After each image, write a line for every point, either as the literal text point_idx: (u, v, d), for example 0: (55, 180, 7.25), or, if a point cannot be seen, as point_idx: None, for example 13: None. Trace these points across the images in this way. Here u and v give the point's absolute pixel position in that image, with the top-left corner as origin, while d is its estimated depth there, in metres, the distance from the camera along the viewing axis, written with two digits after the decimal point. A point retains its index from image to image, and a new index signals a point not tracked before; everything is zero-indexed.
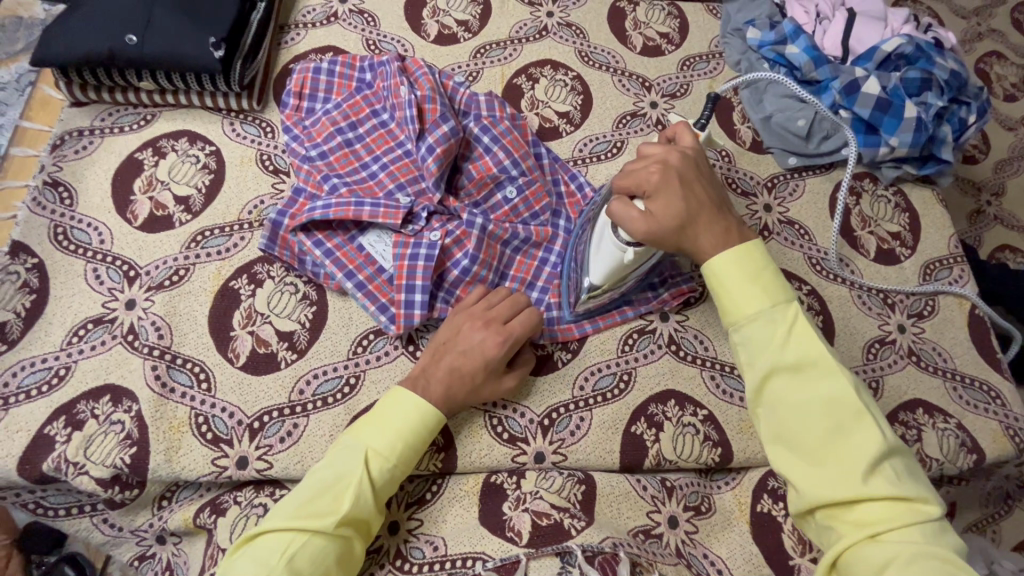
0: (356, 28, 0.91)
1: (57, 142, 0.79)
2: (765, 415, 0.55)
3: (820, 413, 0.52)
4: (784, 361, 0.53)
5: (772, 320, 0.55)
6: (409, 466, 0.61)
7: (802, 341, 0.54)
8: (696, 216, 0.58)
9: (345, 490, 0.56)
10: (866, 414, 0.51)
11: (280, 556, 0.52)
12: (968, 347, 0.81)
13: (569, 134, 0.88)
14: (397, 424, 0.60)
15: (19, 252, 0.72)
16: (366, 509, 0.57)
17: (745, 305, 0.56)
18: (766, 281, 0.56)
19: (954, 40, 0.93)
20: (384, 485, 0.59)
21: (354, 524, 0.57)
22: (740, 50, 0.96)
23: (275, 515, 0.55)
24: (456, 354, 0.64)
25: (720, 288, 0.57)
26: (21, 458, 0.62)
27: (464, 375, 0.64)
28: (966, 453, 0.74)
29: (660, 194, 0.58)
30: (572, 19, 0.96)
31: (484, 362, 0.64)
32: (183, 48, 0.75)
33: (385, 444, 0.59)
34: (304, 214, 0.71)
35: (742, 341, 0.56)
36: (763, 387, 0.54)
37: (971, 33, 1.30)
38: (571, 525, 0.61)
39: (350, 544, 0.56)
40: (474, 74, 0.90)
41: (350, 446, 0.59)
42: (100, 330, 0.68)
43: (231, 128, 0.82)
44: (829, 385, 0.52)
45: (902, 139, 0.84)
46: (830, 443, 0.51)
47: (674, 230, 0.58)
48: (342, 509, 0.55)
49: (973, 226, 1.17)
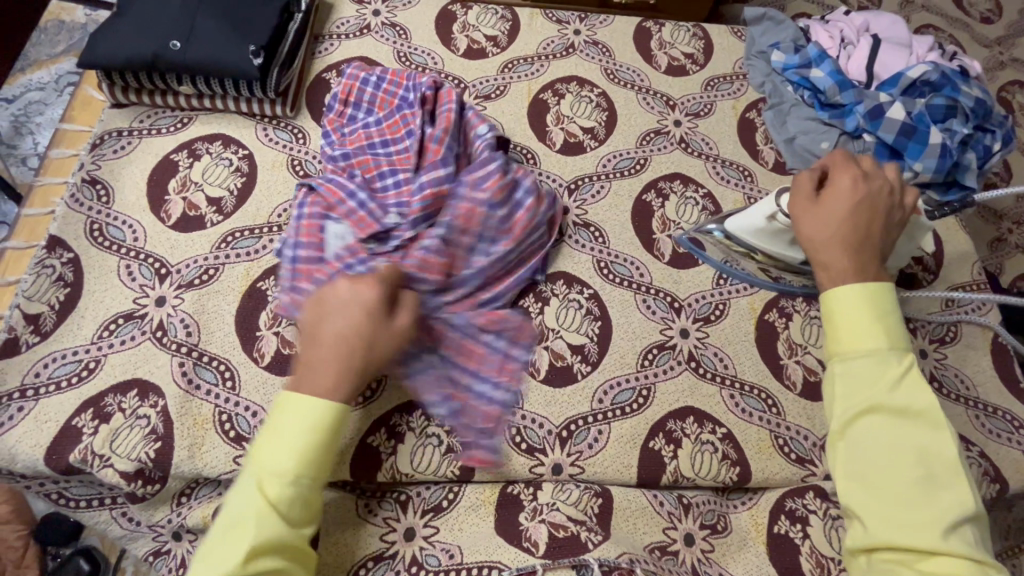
0: (388, 41, 0.94)
1: (98, 141, 0.81)
2: (851, 450, 0.52)
3: (914, 458, 0.50)
4: (889, 402, 0.51)
5: (885, 360, 0.53)
6: (318, 475, 0.53)
7: (912, 390, 0.52)
8: (852, 236, 0.61)
9: (245, 528, 0.49)
10: (962, 474, 0.49)
11: None
12: (991, 374, 0.80)
13: (594, 150, 0.89)
14: (291, 435, 0.52)
15: (56, 246, 0.74)
16: (277, 532, 0.50)
17: (861, 338, 0.54)
18: (893, 327, 0.55)
19: (979, 69, 0.94)
20: (290, 501, 0.51)
21: (273, 552, 0.50)
22: (764, 72, 0.97)
23: (200, 573, 0.48)
24: (329, 322, 0.57)
25: (836, 317, 0.56)
26: (49, 448, 0.63)
27: (343, 338, 0.56)
28: (989, 482, 0.73)
29: (836, 194, 0.63)
30: (598, 37, 0.98)
31: (358, 314, 0.57)
32: (223, 55, 0.78)
33: (278, 462, 0.51)
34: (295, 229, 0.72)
35: (847, 372, 0.54)
36: (856, 420, 0.52)
37: (992, 62, 1.31)
38: (588, 538, 0.63)
39: (284, 571, 0.50)
40: (502, 88, 0.92)
41: (242, 481, 0.51)
42: (131, 325, 0.70)
43: (264, 133, 0.84)
44: (930, 435, 0.51)
45: (927, 164, 0.84)
46: (919, 493, 0.49)
47: (822, 222, 0.62)
48: (247, 545, 0.48)
49: (994, 253, 1.17)
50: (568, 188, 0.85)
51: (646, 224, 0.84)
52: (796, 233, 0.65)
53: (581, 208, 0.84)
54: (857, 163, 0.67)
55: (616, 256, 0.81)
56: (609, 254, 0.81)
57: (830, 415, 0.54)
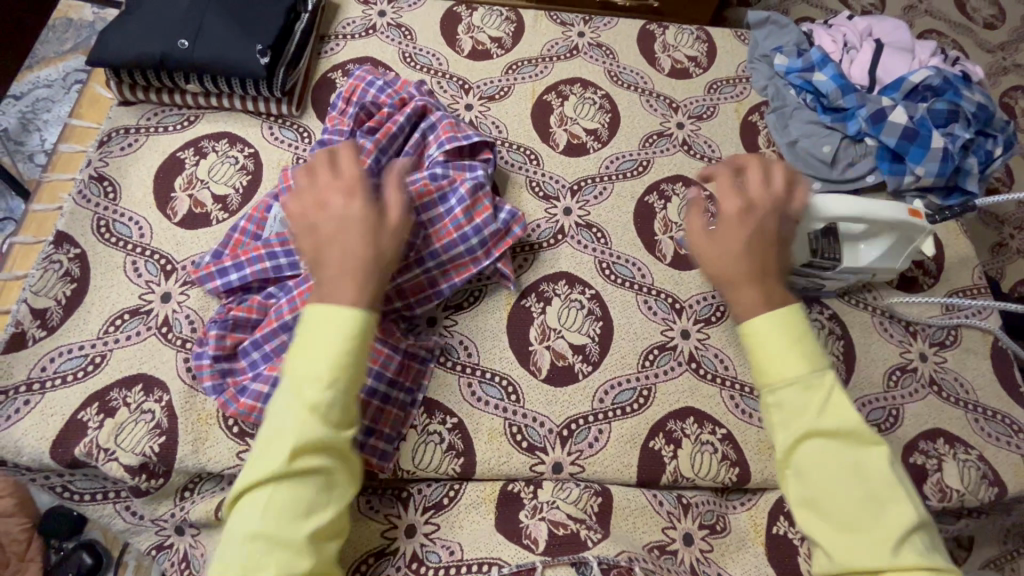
0: (393, 41, 0.94)
1: (105, 138, 0.82)
2: (796, 479, 0.53)
3: (856, 479, 0.51)
4: (822, 428, 0.52)
5: (810, 387, 0.53)
6: (354, 382, 0.52)
7: (839, 411, 0.53)
8: (745, 262, 0.60)
9: (289, 431, 0.50)
10: (899, 485, 0.51)
11: (258, 514, 0.49)
12: (991, 378, 0.80)
13: (597, 151, 0.89)
14: (323, 340, 0.52)
15: (63, 242, 0.74)
16: (321, 435, 0.50)
17: (784, 369, 0.54)
18: (808, 350, 0.55)
19: (982, 74, 0.94)
20: (330, 407, 0.51)
21: (317, 453, 0.51)
22: (767, 75, 0.97)
23: (250, 470, 0.51)
24: (343, 227, 0.57)
25: (758, 348, 0.56)
26: (55, 442, 0.64)
27: (344, 249, 0.56)
28: (987, 485, 0.73)
29: (727, 227, 0.62)
30: (602, 39, 0.99)
31: (361, 225, 0.57)
32: (230, 54, 0.79)
33: (310, 367, 0.51)
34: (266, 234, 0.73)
35: (777, 403, 0.54)
36: (795, 450, 0.53)
37: (995, 67, 1.31)
38: (587, 536, 0.63)
39: (330, 473, 0.52)
40: (506, 89, 0.93)
41: (282, 391, 0.52)
42: (136, 321, 0.70)
43: (270, 132, 0.84)
44: (863, 453, 0.52)
45: (928, 168, 0.84)
46: (865, 513, 0.50)
47: (721, 259, 0.61)
48: (291, 444, 0.50)
49: (995, 258, 1.17)
50: (570, 190, 0.86)
51: (647, 226, 0.84)
52: (703, 273, 0.63)
53: (584, 209, 0.84)
54: (745, 187, 0.65)
55: (618, 258, 0.81)
56: (610, 254, 0.81)
57: (774, 443, 0.55)
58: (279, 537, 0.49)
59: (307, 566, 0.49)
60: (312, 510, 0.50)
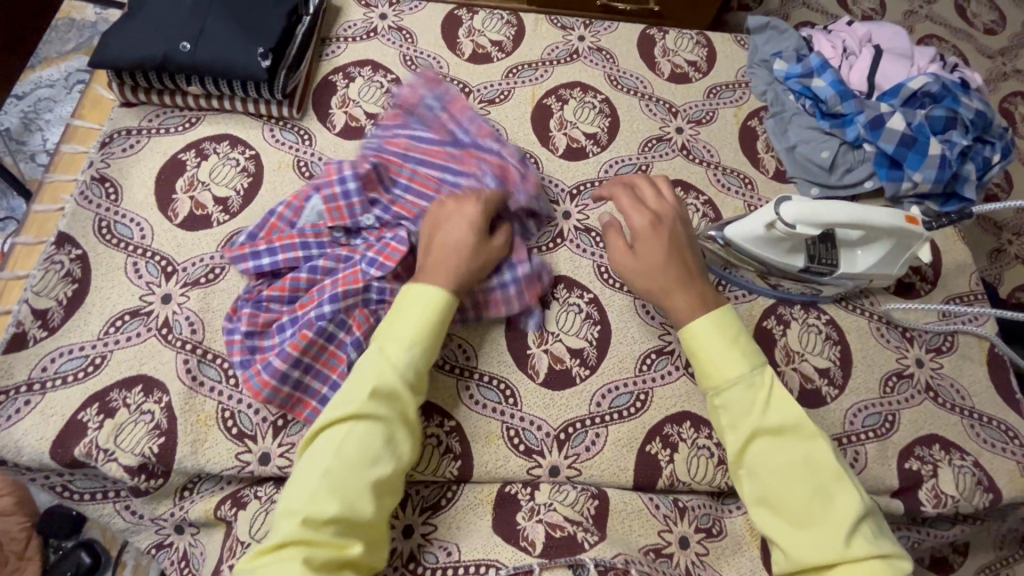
0: (394, 44, 0.95)
1: (107, 139, 0.82)
2: (750, 477, 0.61)
3: (804, 473, 0.58)
4: (766, 425, 0.60)
5: (750, 386, 0.62)
6: (427, 350, 0.62)
7: (781, 409, 0.61)
8: (666, 270, 0.70)
9: (371, 378, 0.58)
10: (844, 476, 0.58)
11: (330, 450, 0.55)
12: (987, 384, 0.80)
13: (596, 155, 0.90)
14: (414, 314, 0.62)
15: (65, 243, 0.75)
16: (396, 388, 0.59)
17: (727, 371, 0.63)
18: (741, 349, 0.64)
19: (980, 81, 0.95)
20: (408, 366, 0.60)
21: (386, 404, 0.58)
22: (766, 80, 0.98)
23: (326, 414, 0.58)
24: (457, 232, 0.68)
25: (701, 354, 0.65)
26: (55, 441, 0.64)
27: (456, 247, 0.67)
28: (982, 491, 0.73)
29: (643, 242, 0.72)
30: (602, 44, 0.99)
31: (472, 226, 0.69)
32: (232, 57, 0.79)
33: (400, 330, 0.61)
34: (305, 221, 0.73)
35: (725, 405, 0.63)
36: (746, 449, 0.61)
37: (995, 73, 1.32)
38: (584, 539, 0.65)
39: (393, 427, 0.58)
40: (506, 93, 0.93)
41: (369, 351, 0.61)
42: (137, 321, 0.71)
43: (271, 134, 0.85)
44: (806, 447, 0.59)
45: (926, 175, 0.85)
46: (814, 505, 0.57)
47: (649, 276, 0.71)
48: (368, 389, 0.58)
49: (994, 264, 1.17)
50: (569, 194, 0.86)
51: None
52: (635, 288, 0.73)
53: (583, 213, 0.85)
54: (645, 198, 0.75)
55: None
56: (609, 258, 0.82)
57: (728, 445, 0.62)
58: (347, 474, 0.54)
59: (369, 505, 0.54)
60: (377, 458, 0.56)
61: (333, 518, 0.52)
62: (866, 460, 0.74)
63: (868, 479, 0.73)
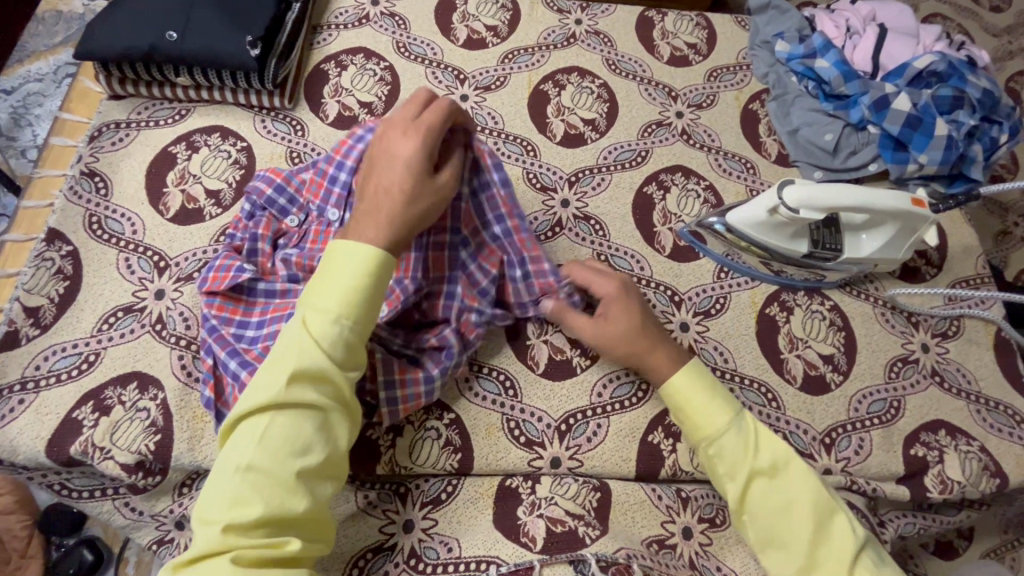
0: (387, 31, 0.93)
1: (95, 133, 0.81)
2: (751, 522, 0.59)
3: (802, 513, 0.57)
4: (759, 468, 0.59)
5: (738, 430, 0.61)
6: (362, 324, 0.54)
7: (769, 446, 0.60)
8: (640, 331, 0.67)
9: (293, 359, 0.51)
10: (838, 508, 0.58)
11: (251, 442, 0.49)
12: (994, 368, 0.79)
13: (594, 142, 0.88)
14: (341, 279, 0.53)
15: (55, 239, 0.74)
16: (321, 369, 0.51)
17: (713, 418, 0.62)
18: (722, 396, 0.63)
19: (988, 59, 0.93)
20: (335, 341, 0.52)
21: (317, 389, 0.52)
22: (768, 62, 0.96)
23: (245, 401, 0.51)
24: (387, 168, 0.57)
25: (687, 405, 0.64)
26: (50, 440, 0.64)
27: (391, 188, 0.56)
28: (988, 477, 0.72)
29: (615, 308, 0.68)
30: (599, 27, 0.97)
31: (406, 168, 0.56)
32: (220, 46, 0.77)
33: (323, 302, 0.53)
34: (300, 176, 0.74)
35: (719, 452, 0.61)
36: (744, 494, 0.59)
37: (1001, 51, 1.29)
38: (586, 533, 0.63)
39: (325, 412, 0.52)
40: (502, 79, 0.91)
41: (290, 320, 0.54)
42: (130, 318, 0.70)
43: (263, 125, 0.83)
44: (800, 483, 0.58)
45: (932, 157, 0.83)
46: (819, 543, 0.56)
47: (631, 338, 0.67)
48: (290, 374, 0.50)
49: (999, 246, 1.16)
50: (568, 181, 0.85)
51: (646, 217, 0.83)
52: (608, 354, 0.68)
53: (582, 200, 0.84)
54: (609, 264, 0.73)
55: (616, 250, 0.81)
56: (609, 246, 0.81)
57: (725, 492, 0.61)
58: (270, 468, 0.48)
59: (300, 499, 0.49)
60: (307, 447, 0.50)
61: (260, 520, 0.47)
62: (871, 447, 0.73)
63: (873, 466, 0.72)
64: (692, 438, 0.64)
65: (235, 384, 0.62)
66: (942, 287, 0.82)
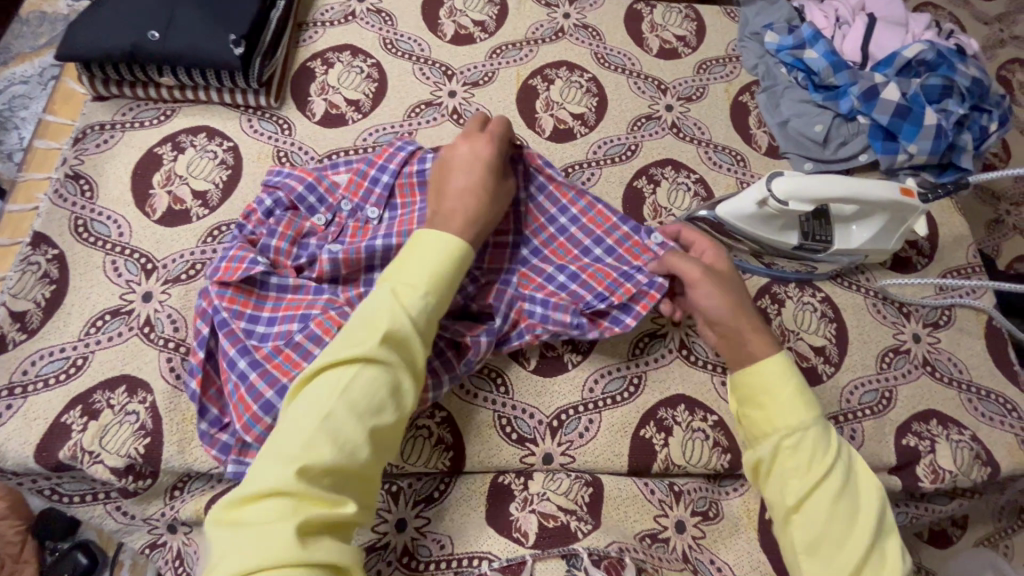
0: (373, 27, 0.92)
1: (80, 135, 0.80)
2: (802, 525, 0.55)
3: (862, 526, 0.53)
4: (835, 472, 0.55)
5: (820, 432, 0.57)
6: (443, 303, 0.57)
7: (847, 456, 0.57)
8: (741, 296, 0.66)
9: (383, 319, 0.53)
10: (893, 530, 0.54)
11: (333, 391, 0.50)
12: (985, 357, 0.79)
13: (584, 136, 0.87)
14: (430, 253, 0.57)
15: (41, 243, 0.73)
16: (406, 336, 0.54)
17: (800, 412, 0.58)
18: (810, 398, 0.59)
19: (977, 47, 0.92)
20: (421, 312, 0.55)
21: (397, 354, 0.54)
22: (757, 54, 0.95)
23: (331, 353, 0.52)
24: (461, 172, 0.64)
25: (776, 389, 0.59)
26: (39, 445, 0.63)
27: (462, 189, 0.63)
28: (980, 466, 0.73)
29: (717, 273, 0.67)
30: (587, 21, 0.96)
31: (483, 171, 0.64)
32: (203, 45, 0.77)
33: (414, 275, 0.56)
34: (331, 178, 0.74)
35: (795, 447, 0.57)
36: (809, 493, 0.55)
37: (992, 39, 1.29)
38: (578, 527, 0.63)
39: (399, 378, 0.54)
40: (490, 75, 0.90)
41: (379, 285, 0.56)
42: (118, 321, 0.69)
43: (249, 125, 0.83)
44: (869, 498, 0.55)
45: (921, 146, 0.83)
46: (870, 560, 0.52)
47: (732, 302, 0.65)
48: (381, 334, 0.53)
49: (992, 235, 1.16)
50: None
51: (636, 211, 0.83)
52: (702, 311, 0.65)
53: None
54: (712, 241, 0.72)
55: None
56: None
57: (784, 491, 0.56)
58: (349, 421, 0.50)
59: (366, 456, 0.50)
60: (382, 406, 0.52)
61: (330, 468, 0.48)
62: (863, 437, 0.73)
63: (866, 457, 0.72)
64: (768, 424, 0.59)
65: (239, 383, 0.61)
66: (934, 278, 0.82)
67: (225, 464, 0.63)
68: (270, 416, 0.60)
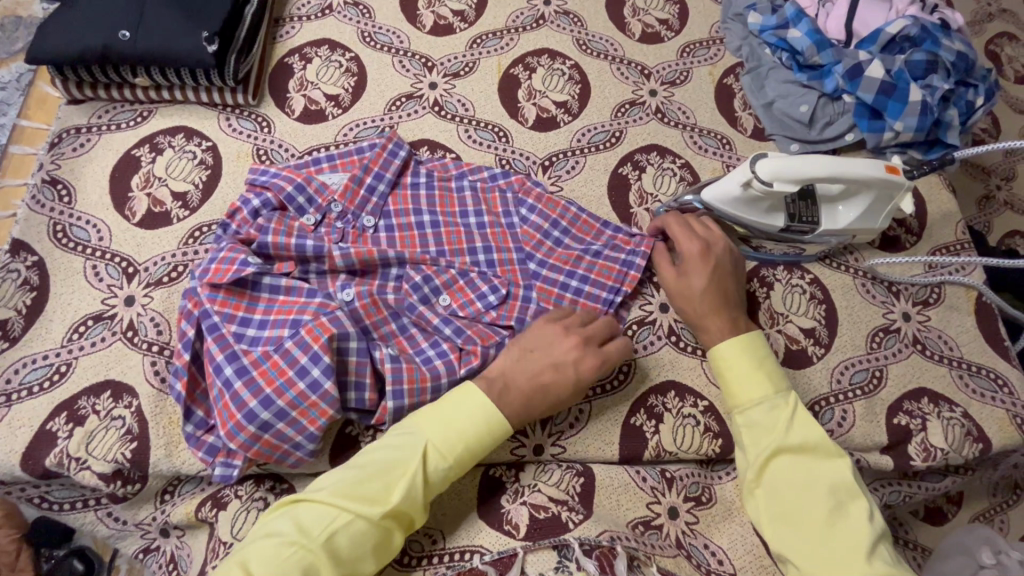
0: (351, 21, 0.90)
1: (56, 139, 0.79)
2: (765, 496, 0.60)
3: (821, 493, 0.57)
4: (788, 445, 0.59)
5: (774, 407, 0.61)
6: (461, 473, 0.59)
7: (804, 427, 0.60)
8: (711, 292, 0.68)
9: (397, 481, 0.56)
10: (860, 495, 0.58)
11: (322, 531, 0.52)
12: (975, 333, 0.79)
13: (567, 124, 0.86)
14: (465, 426, 0.59)
15: (19, 250, 0.72)
16: (411, 503, 0.56)
17: (749, 393, 0.63)
18: (767, 372, 0.63)
19: (962, 21, 0.91)
20: (435, 481, 0.57)
21: (397, 515, 0.56)
22: (740, 35, 0.94)
23: (333, 490, 0.55)
24: (550, 367, 0.63)
25: (728, 373, 0.64)
26: (25, 454, 0.63)
27: (533, 380, 0.62)
28: (971, 442, 0.73)
29: (692, 267, 0.70)
30: (568, 7, 0.95)
31: (573, 385, 0.63)
32: (176, 43, 0.76)
33: (447, 443, 0.58)
34: (320, 179, 0.73)
35: (748, 423, 0.62)
36: (767, 465, 0.60)
37: (981, 14, 1.28)
38: (569, 517, 0.61)
39: (389, 534, 0.56)
40: (471, 65, 0.89)
41: (410, 431, 0.59)
42: (101, 326, 0.69)
43: (227, 124, 0.82)
44: (828, 466, 0.59)
45: (907, 123, 0.82)
46: (835, 523, 0.56)
47: (699, 300, 0.68)
48: (391, 496, 0.55)
49: (982, 211, 1.15)
50: (541, 165, 0.84)
51: (622, 198, 0.83)
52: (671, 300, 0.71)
53: (557, 185, 0.83)
54: (693, 225, 0.73)
55: None
56: None
57: (747, 464, 0.61)
58: (322, 561, 0.52)
59: None
60: (362, 558, 0.54)
61: None
62: (854, 418, 0.73)
63: (857, 437, 0.72)
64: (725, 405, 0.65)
65: (224, 389, 0.60)
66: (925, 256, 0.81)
67: (211, 465, 0.63)
68: (255, 424, 0.60)
